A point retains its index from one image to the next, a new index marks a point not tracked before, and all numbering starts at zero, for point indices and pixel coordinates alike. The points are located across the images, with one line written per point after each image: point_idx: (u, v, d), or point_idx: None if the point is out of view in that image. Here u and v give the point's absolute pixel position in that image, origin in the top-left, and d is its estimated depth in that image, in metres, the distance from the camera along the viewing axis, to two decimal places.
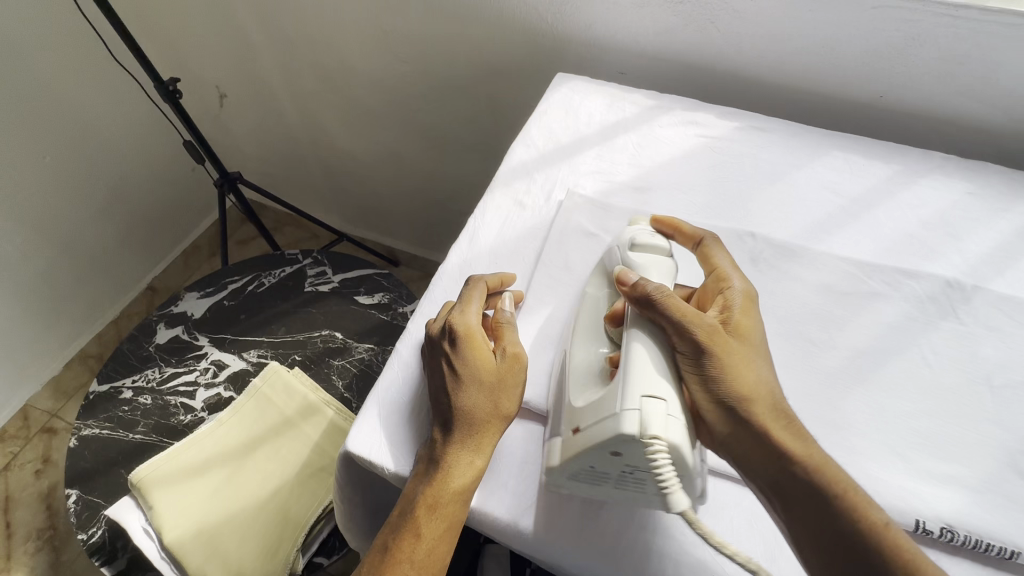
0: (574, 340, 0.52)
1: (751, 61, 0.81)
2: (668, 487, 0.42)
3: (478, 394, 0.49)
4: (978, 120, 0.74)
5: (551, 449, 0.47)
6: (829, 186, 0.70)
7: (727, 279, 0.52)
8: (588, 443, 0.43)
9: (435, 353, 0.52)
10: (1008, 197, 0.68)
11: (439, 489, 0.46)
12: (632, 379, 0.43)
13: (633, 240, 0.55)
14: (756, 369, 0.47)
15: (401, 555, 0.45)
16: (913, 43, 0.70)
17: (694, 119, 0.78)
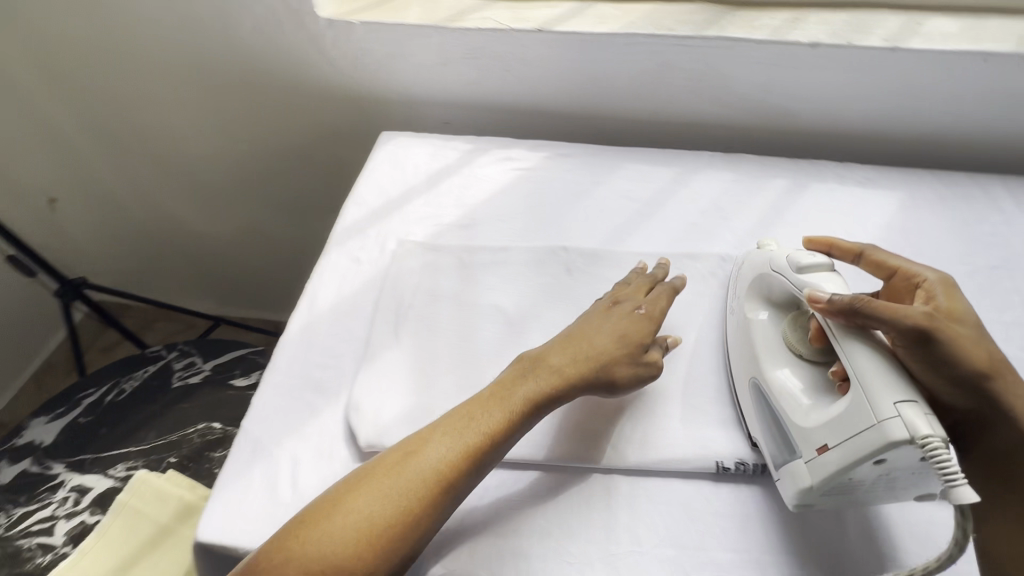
0: (766, 369, 0.56)
1: (548, 97, 0.92)
2: (954, 479, 0.42)
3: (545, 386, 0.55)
4: (731, 121, 0.90)
5: (793, 474, 0.50)
6: (625, 194, 0.81)
7: (918, 273, 0.56)
8: (845, 461, 0.46)
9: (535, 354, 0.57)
10: (761, 179, 0.83)
11: (449, 471, 0.49)
12: (873, 388, 0.46)
13: (799, 263, 0.56)
14: (976, 338, 0.51)
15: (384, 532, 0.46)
16: (664, 68, 0.85)
17: (508, 155, 0.88)
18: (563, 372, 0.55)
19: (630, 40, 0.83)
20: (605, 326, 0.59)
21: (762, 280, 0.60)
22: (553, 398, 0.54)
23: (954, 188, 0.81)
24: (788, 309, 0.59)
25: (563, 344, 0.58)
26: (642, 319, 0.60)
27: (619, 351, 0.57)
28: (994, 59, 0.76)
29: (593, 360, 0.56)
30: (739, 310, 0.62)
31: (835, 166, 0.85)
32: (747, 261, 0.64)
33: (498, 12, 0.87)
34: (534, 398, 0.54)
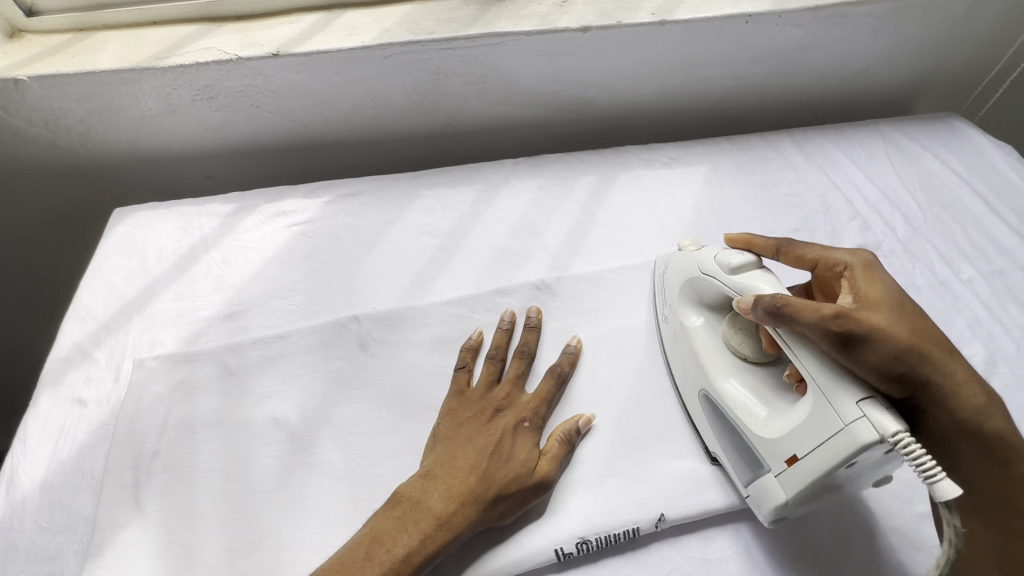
0: (712, 379, 0.50)
1: (320, 127, 0.79)
2: (934, 474, 0.37)
3: (414, 544, 0.43)
4: (529, 119, 0.83)
5: (764, 490, 0.45)
6: (424, 230, 0.70)
7: (838, 260, 0.51)
8: (819, 470, 0.41)
9: (394, 503, 0.46)
10: (568, 179, 0.76)
11: None
12: (834, 388, 0.41)
13: (728, 263, 0.50)
14: (908, 319, 0.45)
15: None
16: (437, 75, 0.75)
17: (280, 210, 0.72)
18: (441, 514, 0.44)
19: (389, 51, 0.71)
20: (479, 443, 0.48)
21: (693, 284, 0.54)
22: (427, 539, 0.43)
23: (749, 152, 0.80)
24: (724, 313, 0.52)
25: (434, 475, 0.47)
26: (525, 429, 0.50)
27: (496, 475, 0.47)
28: (756, 20, 0.75)
29: (470, 489, 0.46)
30: (673, 319, 0.56)
31: (639, 151, 0.80)
32: (675, 260, 0.58)
33: (224, 38, 0.71)
34: (409, 550, 0.43)
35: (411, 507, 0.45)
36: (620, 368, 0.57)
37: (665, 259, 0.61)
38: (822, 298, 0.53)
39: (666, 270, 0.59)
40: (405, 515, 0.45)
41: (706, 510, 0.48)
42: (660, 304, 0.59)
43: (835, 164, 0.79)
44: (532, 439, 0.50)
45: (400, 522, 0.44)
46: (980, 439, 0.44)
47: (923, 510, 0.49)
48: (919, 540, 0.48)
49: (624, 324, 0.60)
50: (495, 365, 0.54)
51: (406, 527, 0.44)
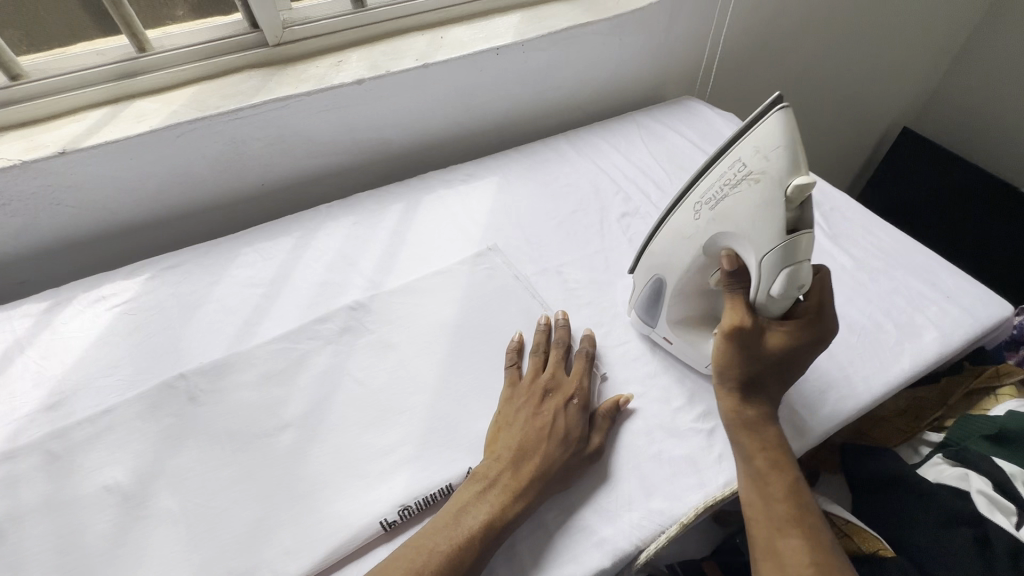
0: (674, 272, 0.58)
1: (131, 210, 0.82)
2: None
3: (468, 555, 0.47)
4: (338, 165, 0.92)
5: (646, 323, 0.65)
6: (247, 282, 0.76)
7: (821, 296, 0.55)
8: (682, 354, 0.63)
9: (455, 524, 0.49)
10: (379, 210, 0.86)
11: None
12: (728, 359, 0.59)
13: (778, 291, 0.50)
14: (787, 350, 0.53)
15: None
16: (235, 144, 0.82)
17: (100, 295, 0.75)
18: (501, 500, 0.50)
19: (179, 130, 0.77)
20: (508, 449, 0.54)
21: (732, 233, 0.52)
22: (485, 541, 0.48)
23: (532, 157, 0.95)
24: (710, 253, 0.56)
25: (513, 454, 0.53)
26: (574, 407, 0.57)
27: (563, 452, 0.54)
28: (504, 51, 0.90)
29: (537, 472, 0.52)
30: (702, 209, 0.54)
31: (440, 175, 0.92)
32: (753, 187, 0.49)
33: (6, 146, 0.73)
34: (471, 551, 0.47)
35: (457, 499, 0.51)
36: (431, 357, 0.65)
37: (754, 161, 0.49)
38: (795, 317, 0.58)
39: (742, 181, 0.50)
40: (461, 508, 0.50)
41: None
42: (708, 188, 0.54)
43: (602, 153, 0.95)
44: (579, 422, 0.56)
45: (454, 527, 0.49)
46: (758, 433, 0.53)
47: (679, 405, 0.61)
48: (677, 428, 0.59)
49: (434, 319, 0.69)
50: (539, 358, 0.62)
51: (472, 506, 0.50)
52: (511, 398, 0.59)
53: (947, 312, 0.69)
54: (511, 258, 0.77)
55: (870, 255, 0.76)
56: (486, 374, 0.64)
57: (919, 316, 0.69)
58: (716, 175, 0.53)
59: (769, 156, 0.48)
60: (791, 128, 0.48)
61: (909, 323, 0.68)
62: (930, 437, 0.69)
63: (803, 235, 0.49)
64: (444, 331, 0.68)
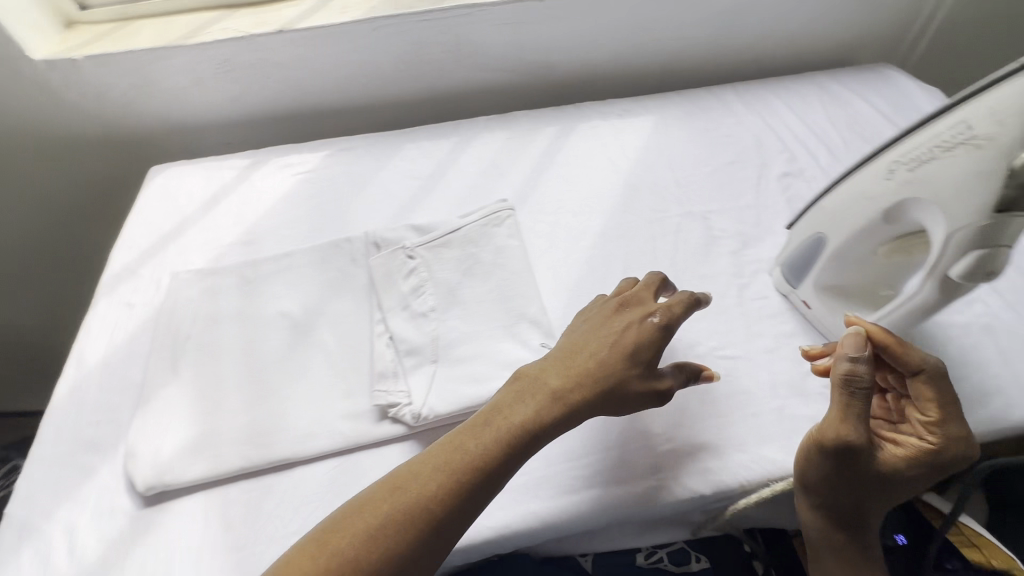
0: (834, 238, 0.53)
1: (322, 95, 0.92)
2: None
3: (469, 453, 0.46)
4: (502, 83, 0.95)
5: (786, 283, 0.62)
6: (409, 173, 0.83)
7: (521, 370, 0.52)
8: (820, 320, 0.60)
9: (488, 421, 0.48)
10: (533, 130, 0.88)
11: (365, 524, 0.42)
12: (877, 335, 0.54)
13: (964, 271, 0.43)
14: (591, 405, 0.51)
15: (348, 527, 0.43)
16: (418, 46, 0.87)
17: (288, 162, 0.86)
18: (552, 399, 0.49)
19: (375, 24, 0.83)
20: (600, 344, 0.52)
21: (929, 207, 0.44)
22: (510, 446, 0.47)
23: (694, 103, 0.91)
24: (890, 219, 0.49)
25: (562, 361, 0.51)
26: (635, 337, 0.51)
27: (618, 368, 0.50)
28: None
29: (590, 379, 0.50)
30: (896, 177, 0.46)
31: (597, 105, 0.92)
32: (968, 155, 0.41)
33: (238, 20, 0.85)
34: (472, 453, 0.46)
35: (482, 446, 0.47)
36: (565, 271, 0.68)
37: (984, 124, 0.40)
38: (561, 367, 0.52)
39: (958, 146, 0.41)
40: (473, 429, 0.48)
41: None
42: (910, 147, 0.45)
43: (771, 109, 0.89)
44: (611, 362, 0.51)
45: (459, 446, 0.47)
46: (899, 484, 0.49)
47: (812, 368, 0.58)
48: (805, 389, 0.57)
49: (571, 240, 0.72)
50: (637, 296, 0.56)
51: (520, 402, 0.49)
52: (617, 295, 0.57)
53: None
54: (657, 196, 0.77)
55: None
56: (613, 297, 0.65)
57: None
58: (928, 134, 0.44)
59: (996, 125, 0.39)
60: None
61: None
62: None
63: (1019, 219, 0.41)
64: (582, 251, 0.70)
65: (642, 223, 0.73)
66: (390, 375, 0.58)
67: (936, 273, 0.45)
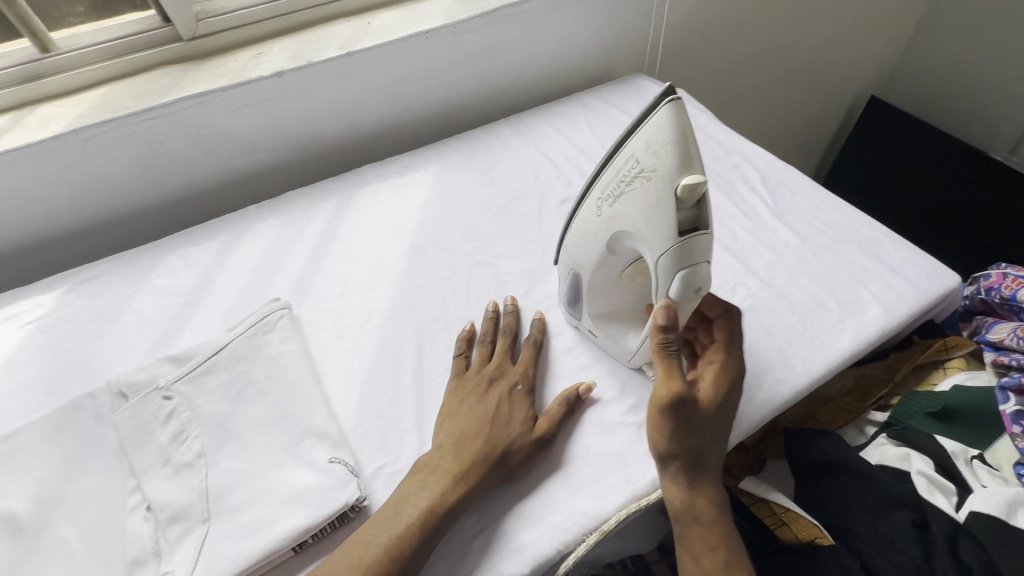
0: (585, 269, 0.55)
1: (50, 222, 0.79)
2: None
3: (380, 534, 0.46)
4: (270, 164, 0.88)
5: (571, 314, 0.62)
6: (169, 291, 0.72)
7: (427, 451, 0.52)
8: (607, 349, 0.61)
9: (388, 520, 0.47)
10: (310, 209, 0.82)
11: None
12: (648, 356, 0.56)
13: (679, 291, 0.46)
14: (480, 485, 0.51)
15: None
16: (152, 146, 0.78)
17: (12, 312, 0.71)
18: (449, 486, 0.49)
19: (85, 134, 0.73)
20: (480, 412, 0.54)
21: (633, 235, 0.48)
22: (422, 533, 0.46)
23: (472, 145, 0.91)
24: (617, 251, 0.52)
25: (457, 452, 0.51)
26: (519, 394, 0.56)
27: (508, 429, 0.53)
28: (434, 34, 0.85)
29: (486, 448, 0.51)
30: (607, 212, 0.50)
31: (376, 167, 0.88)
32: (645, 185, 0.45)
33: None
34: (377, 544, 0.45)
35: (383, 537, 0.46)
36: (355, 362, 0.63)
37: (647, 157, 0.45)
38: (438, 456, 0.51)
39: (636, 179, 0.46)
40: (389, 515, 0.47)
41: None
42: (609, 182, 0.49)
43: (543, 137, 0.92)
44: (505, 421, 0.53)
45: (364, 546, 0.45)
46: (716, 436, 0.51)
47: (608, 397, 0.58)
48: (605, 422, 0.56)
49: (359, 324, 0.67)
50: (500, 351, 0.61)
51: (414, 495, 0.48)
52: (494, 347, 0.61)
53: (890, 285, 0.66)
54: (445, 252, 0.74)
55: (815, 230, 0.73)
56: (408, 377, 0.61)
57: (862, 291, 0.66)
58: (616, 170, 0.48)
59: (658, 160, 0.44)
60: (685, 124, 0.44)
61: (851, 299, 0.65)
62: (874, 417, 0.66)
63: (702, 236, 0.45)
64: (371, 334, 0.66)
65: (431, 286, 0.70)
66: (147, 561, 0.48)
67: (663, 294, 0.48)
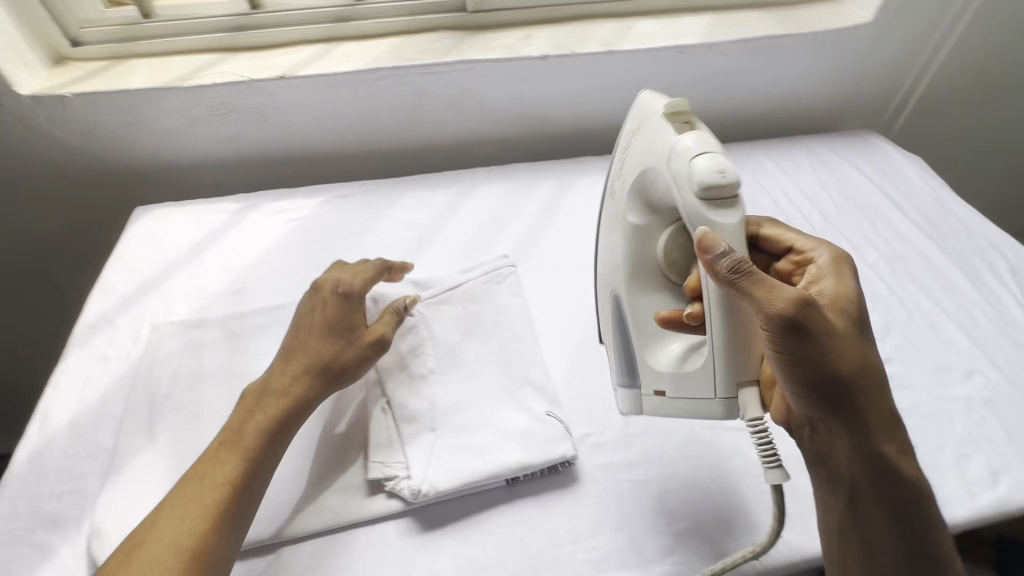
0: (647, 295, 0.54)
1: (319, 141, 0.91)
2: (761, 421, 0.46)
3: (220, 468, 0.48)
4: (500, 136, 0.95)
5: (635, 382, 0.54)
6: (406, 224, 0.81)
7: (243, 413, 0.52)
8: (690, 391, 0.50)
9: (257, 406, 0.52)
10: (533, 184, 0.88)
11: (211, 475, 0.47)
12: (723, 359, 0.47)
13: (702, 182, 0.46)
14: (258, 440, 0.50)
15: (213, 466, 0.48)
16: (419, 96, 0.87)
17: (281, 207, 0.83)
18: (288, 400, 0.53)
19: (376, 75, 0.84)
20: (319, 342, 0.56)
21: (654, 172, 0.52)
22: (270, 435, 0.51)
23: None
24: (647, 218, 0.53)
25: (283, 365, 0.55)
26: (345, 309, 0.59)
27: (334, 347, 0.56)
28: (688, 50, 0.88)
29: (305, 379, 0.54)
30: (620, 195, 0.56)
31: (595, 161, 0.92)
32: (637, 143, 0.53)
33: (238, 64, 0.84)
34: (257, 425, 0.51)
35: (226, 462, 0.48)
36: (568, 333, 0.67)
37: (634, 123, 0.55)
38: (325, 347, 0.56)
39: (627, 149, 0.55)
40: (248, 414, 0.52)
41: (626, 448, 0.57)
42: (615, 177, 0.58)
43: (764, 171, 0.91)
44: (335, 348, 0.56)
45: (237, 436, 0.50)
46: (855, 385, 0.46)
47: None
48: None
49: (573, 300, 0.71)
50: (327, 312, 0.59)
51: (258, 410, 0.52)
52: (337, 283, 0.61)
53: None
54: None
55: None
56: None
57: None
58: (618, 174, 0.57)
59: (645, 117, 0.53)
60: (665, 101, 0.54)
61: None
62: None
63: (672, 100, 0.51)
64: (584, 312, 0.69)
65: None
66: (387, 445, 0.54)
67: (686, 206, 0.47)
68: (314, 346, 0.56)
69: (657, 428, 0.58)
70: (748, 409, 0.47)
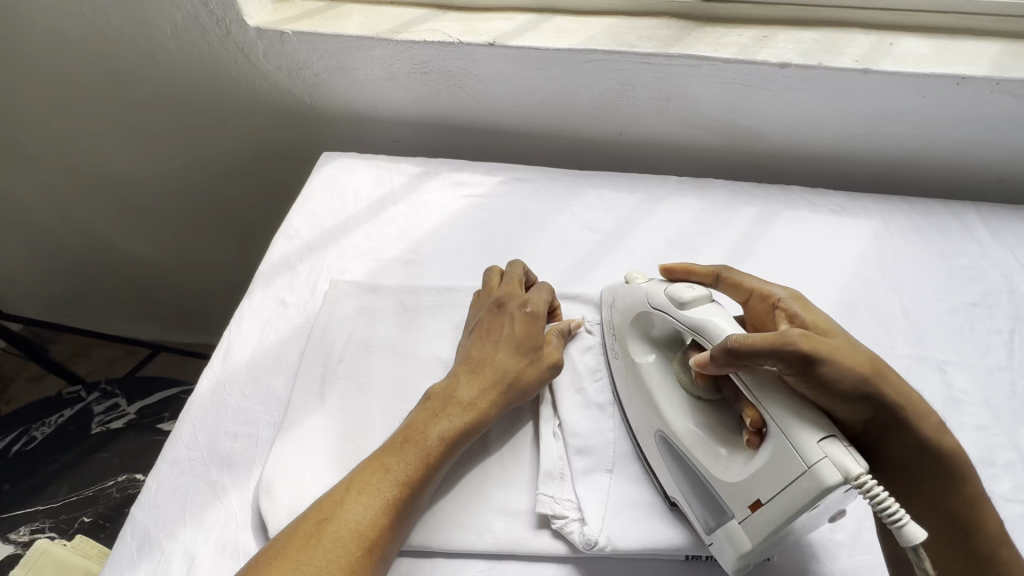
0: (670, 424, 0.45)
1: (506, 115, 0.86)
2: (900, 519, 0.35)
3: (401, 464, 0.45)
4: (698, 143, 0.85)
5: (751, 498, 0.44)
6: (587, 225, 0.74)
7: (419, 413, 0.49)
8: (780, 521, 0.39)
9: (432, 409, 0.49)
10: (733, 207, 0.77)
11: (379, 470, 0.45)
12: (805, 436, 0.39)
13: (679, 298, 0.48)
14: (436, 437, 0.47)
15: (390, 462, 0.45)
16: (626, 87, 0.79)
17: (460, 180, 0.80)
18: (469, 415, 0.49)
19: (590, 56, 0.76)
20: (505, 355, 0.53)
21: (646, 318, 0.52)
22: (446, 446, 0.47)
23: (927, 216, 0.77)
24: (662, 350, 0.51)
25: (471, 373, 0.52)
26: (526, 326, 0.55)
27: (520, 366, 0.52)
28: (968, 82, 0.72)
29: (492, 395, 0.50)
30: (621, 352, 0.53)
31: (806, 193, 0.80)
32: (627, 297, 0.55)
33: (447, 24, 0.80)
34: (439, 430, 0.47)
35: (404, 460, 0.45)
36: None
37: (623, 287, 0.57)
38: (498, 358, 0.52)
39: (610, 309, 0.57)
40: (428, 416, 0.48)
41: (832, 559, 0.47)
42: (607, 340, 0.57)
43: None
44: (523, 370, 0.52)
45: (419, 440, 0.47)
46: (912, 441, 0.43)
47: None
48: None
49: None
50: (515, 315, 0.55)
51: (436, 417, 0.48)
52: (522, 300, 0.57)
53: None
54: (881, 325, 0.64)
55: None
56: None
57: None
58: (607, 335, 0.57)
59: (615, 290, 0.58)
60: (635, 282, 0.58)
61: None
62: None
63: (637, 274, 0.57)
64: None
65: None
66: (559, 478, 0.49)
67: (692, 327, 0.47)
68: (494, 357, 0.53)
69: (872, 543, 0.48)
70: (845, 467, 0.37)
